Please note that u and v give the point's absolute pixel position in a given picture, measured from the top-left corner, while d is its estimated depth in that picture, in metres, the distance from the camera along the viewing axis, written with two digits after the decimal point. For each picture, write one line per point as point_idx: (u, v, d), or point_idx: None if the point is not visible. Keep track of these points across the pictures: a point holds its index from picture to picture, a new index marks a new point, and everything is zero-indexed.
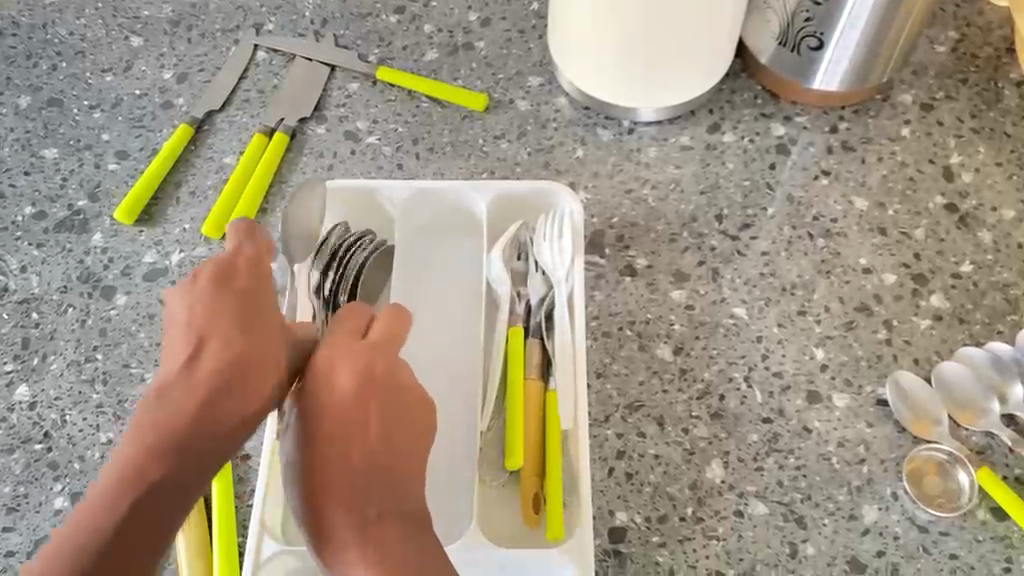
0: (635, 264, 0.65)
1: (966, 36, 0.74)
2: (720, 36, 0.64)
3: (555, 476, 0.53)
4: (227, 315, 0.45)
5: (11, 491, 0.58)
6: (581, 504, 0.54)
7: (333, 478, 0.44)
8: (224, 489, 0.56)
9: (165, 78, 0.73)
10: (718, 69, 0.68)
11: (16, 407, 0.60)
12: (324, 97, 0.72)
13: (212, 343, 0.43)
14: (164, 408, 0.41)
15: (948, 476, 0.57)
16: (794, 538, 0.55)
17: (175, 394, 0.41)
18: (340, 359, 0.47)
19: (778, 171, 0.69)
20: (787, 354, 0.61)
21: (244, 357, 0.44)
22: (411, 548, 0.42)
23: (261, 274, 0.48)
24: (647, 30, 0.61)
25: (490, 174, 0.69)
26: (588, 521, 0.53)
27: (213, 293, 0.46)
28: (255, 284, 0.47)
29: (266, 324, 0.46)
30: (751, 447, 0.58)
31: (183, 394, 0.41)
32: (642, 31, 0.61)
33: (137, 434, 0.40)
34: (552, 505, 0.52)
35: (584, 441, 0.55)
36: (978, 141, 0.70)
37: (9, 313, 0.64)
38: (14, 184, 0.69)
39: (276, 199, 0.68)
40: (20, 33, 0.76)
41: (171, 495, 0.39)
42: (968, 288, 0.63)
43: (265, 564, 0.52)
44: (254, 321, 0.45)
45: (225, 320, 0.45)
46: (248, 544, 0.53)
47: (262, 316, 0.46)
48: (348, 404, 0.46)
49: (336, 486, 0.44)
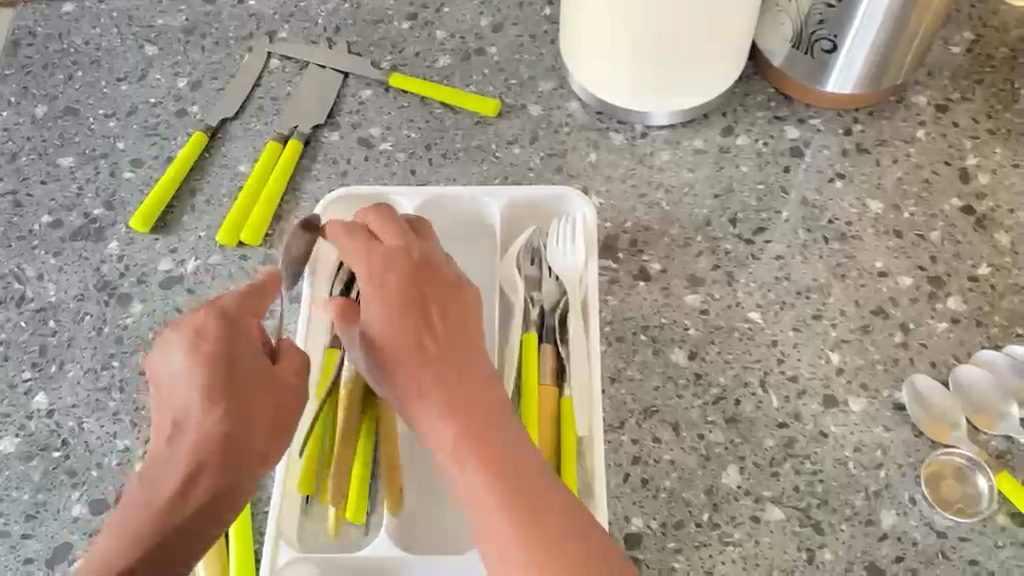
0: (649, 268, 0.64)
1: (982, 37, 0.74)
2: (737, 32, 0.63)
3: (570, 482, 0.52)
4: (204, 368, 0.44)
5: (30, 499, 0.58)
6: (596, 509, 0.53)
7: (411, 361, 0.47)
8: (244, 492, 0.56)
9: (179, 86, 0.74)
10: (734, 65, 0.67)
11: (34, 414, 0.61)
12: (338, 103, 0.72)
13: (192, 411, 0.43)
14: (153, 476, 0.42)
15: (967, 481, 0.57)
16: (811, 543, 0.55)
17: (161, 462, 0.42)
18: (380, 260, 0.50)
19: (793, 174, 0.68)
20: (802, 358, 0.61)
21: (227, 417, 0.43)
22: (501, 427, 0.46)
23: (235, 321, 0.47)
24: (667, 25, 0.60)
25: (503, 179, 0.69)
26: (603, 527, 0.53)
27: (188, 355, 0.45)
28: (232, 335, 0.46)
29: (243, 377, 0.45)
30: (767, 453, 0.58)
31: (169, 464, 0.42)
32: (662, 26, 0.60)
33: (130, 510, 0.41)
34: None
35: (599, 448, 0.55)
36: (994, 142, 0.69)
37: (26, 321, 0.64)
38: (31, 193, 0.70)
39: (290, 206, 0.68)
40: (36, 43, 0.77)
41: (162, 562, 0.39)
42: (985, 291, 0.63)
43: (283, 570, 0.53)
44: (236, 373, 0.45)
45: (199, 383, 0.44)
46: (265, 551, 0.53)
47: (242, 363, 0.46)
48: (403, 296, 0.49)
49: (420, 386, 0.47)
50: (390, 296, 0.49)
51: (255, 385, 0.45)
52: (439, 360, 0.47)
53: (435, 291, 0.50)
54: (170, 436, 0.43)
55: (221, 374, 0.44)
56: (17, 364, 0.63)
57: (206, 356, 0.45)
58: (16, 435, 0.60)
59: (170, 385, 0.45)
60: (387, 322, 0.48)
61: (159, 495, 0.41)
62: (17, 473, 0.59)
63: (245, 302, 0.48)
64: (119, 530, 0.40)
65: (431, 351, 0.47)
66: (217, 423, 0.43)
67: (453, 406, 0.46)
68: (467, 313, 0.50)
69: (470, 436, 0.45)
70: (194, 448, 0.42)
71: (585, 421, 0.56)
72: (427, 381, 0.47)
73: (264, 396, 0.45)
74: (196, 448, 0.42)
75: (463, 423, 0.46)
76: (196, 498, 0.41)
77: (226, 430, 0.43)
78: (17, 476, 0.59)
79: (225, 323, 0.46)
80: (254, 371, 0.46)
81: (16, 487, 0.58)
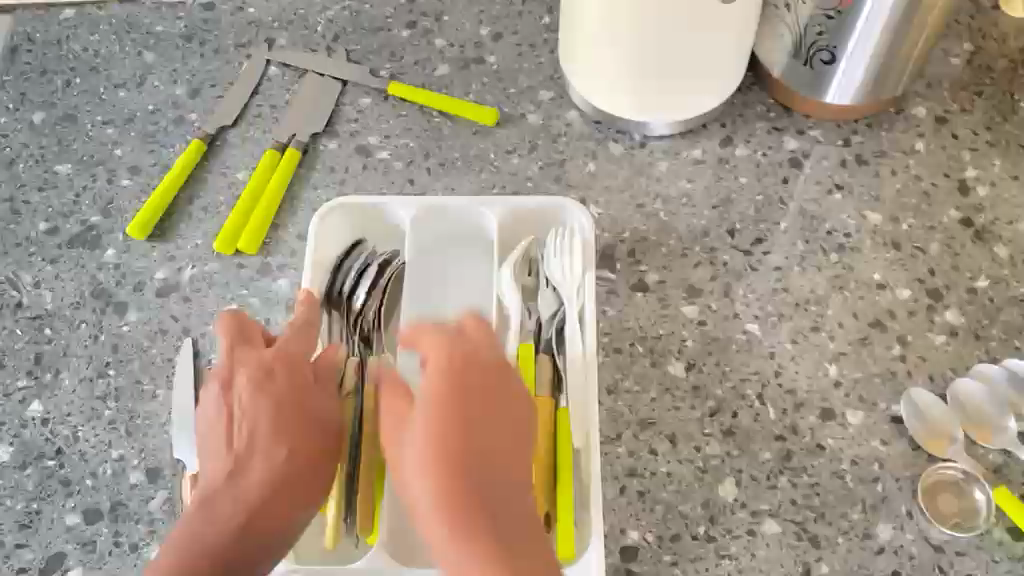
0: (647, 279, 0.64)
1: (981, 48, 0.74)
2: (739, 43, 0.64)
3: (569, 493, 0.53)
4: (265, 407, 0.51)
5: (24, 508, 0.58)
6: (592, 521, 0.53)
7: (453, 415, 0.45)
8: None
9: (177, 93, 0.74)
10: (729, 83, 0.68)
11: (29, 423, 0.61)
12: (337, 111, 0.72)
13: (256, 445, 0.49)
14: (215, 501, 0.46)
15: (964, 494, 0.56)
16: (807, 557, 0.55)
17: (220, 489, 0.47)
18: (454, 355, 0.48)
19: (791, 186, 0.68)
20: (800, 370, 0.61)
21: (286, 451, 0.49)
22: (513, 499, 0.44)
23: (291, 361, 0.53)
24: (675, 32, 0.60)
25: (501, 188, 0.69)
26: (597, 537, 0.53)
27: (256, 391, 0.51)
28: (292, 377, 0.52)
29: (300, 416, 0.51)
30: (764, 465, 0.57)
31: (227, 496, 0.47)
32: (669, 33, 0.60)
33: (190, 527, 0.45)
34: (563, 522, 0.52)
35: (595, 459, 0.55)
36: (993, 153, 0.69)
37: (23, 329, 0.64)
38: (28, 200, 0.69)
39: (288, 215, 0.68)
40: (34, 49, 0.77)
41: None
42: (983, 304, 0.63)
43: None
44: (293, 408, 0.51)
45: (264, 419, 0.50)
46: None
47: (297, 398, 0.51)
48: (456, 387, 0.46)
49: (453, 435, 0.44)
50: (445, 384, 0.46)
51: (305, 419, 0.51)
52: (479, 449, 0.44)
53: (491, 390, 0.47)
54: (228, 467, 0.48)
55: (282, 414, 0.50)
56: (12, 372, 0.62)
57: (271, 393, 0.51)
58: (10, 444, 0.60)
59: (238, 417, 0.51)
60: (434, 405, 0.45)
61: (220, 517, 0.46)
62: (11, 481, 0.59)
63: (299, 342, 0.55)
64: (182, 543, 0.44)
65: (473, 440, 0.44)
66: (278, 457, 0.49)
67: (480, 459, 0.44)
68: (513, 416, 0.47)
69: (485, 494, 0.43)
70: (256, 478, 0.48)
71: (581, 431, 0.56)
72: (462, 468, 0.43)
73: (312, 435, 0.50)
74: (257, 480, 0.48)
75: (482, 481, 0.43)
76: (252, 529, 0.46)
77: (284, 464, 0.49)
78: (11, 485, 0.59)
79: (283, 365, 0.53)
80: (305, 412, 0.51)
81: (10, 496, 0.58)
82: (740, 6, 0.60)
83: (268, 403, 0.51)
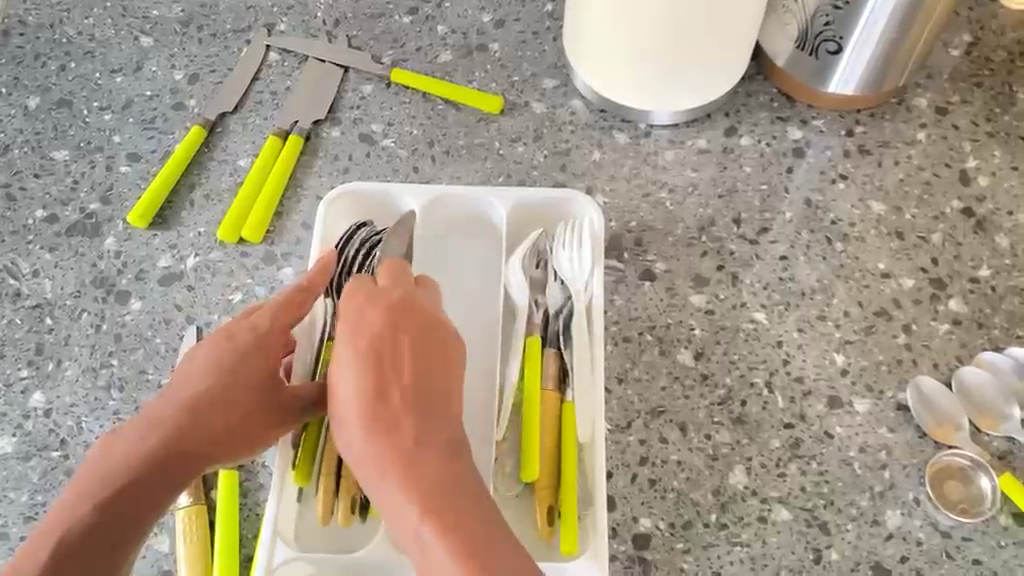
0: (653, 268, 0.64)
1: (980, 39, 0.75)
2: (736, 53, 0.65)
3: (572, 489, 0.52)
4: (215, 371, 0.49)
5: (28, 500, 0.57)
6: (597, 516, 0.52)
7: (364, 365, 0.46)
8: (230, 485, 0.56)
9: (176, 78, 0.73)
10: (718, 90, 0.68)
11: (31, 413, 0.60)
12: (338, 98, 0.72)
13: (197, 389, 0.48)
14: (122, 446, 0.46)
15: (970, 481, 0.57)
16: (818, 544, 0.55)
17: (143, 430, 0.47)
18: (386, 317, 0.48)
19: (794, 175, 0.68)
20: (807, 359, 0.61)
21: (221, 402, 0.48)
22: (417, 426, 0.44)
23: (264, 333, 0.51)
24: (694, 27, 0.61)
25: (506, 177, 0.69)
26: (602, 535, 0.52)
27: (215, 348, 0.50)
28: (255, 342, 0.51)
29: (247, 379, 0.50)
30: (773, 453, 0.58)
31: (161, 427, 0.47)
32: (690, 29, 0.61)
33: (117, 450, 0.46)
34: (566, 520, 0.51)
35: (600, 451, 0.54)
36: (993, 144, 0.70)
37: (21, 318, 0.63)
38: (25, 186, 0.68)
39: (291, 203, 0.67)
40: (27, 32, 0.75)
41: (135, 506, 0.44)
42: (986, 293, 0.64)
43: (279, 569, 0.52)
44: (237, 382, 0.49)
45: (211, 372, 0.49)
46: (261, 549, 0.52)
47: (250, 370, 0.50)
48: (381, 345, 0.47)
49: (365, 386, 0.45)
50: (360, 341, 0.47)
51: (256, 395, 0.50)
52: (401, 417, 0.44)
53: (424, 349, 0.47)
54: (159, 411, 0.48)
55: (227, 371, 0.49)
56: (12, 362, 0.61)
57: (226, 351, 0.50)
58: (12, 435, 0.59)
59: (190, 364, 0.50)
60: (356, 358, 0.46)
61: (145, 444, 0.46)
62: (15, 473, 0.58)
63: (283, 313, 0.52)
64: (107, 466, 0.45)
65: (389, 396, 0.45)
66: (214, 404, 0.48)
67: (385, 398, 0.45)
68: (447, 365, 0.48)
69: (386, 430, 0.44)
70: (187, 416, 0.48)
71: (587, 426, 0.55)
72: (389, 432, 0.44)
73: (255, 399, 0.50)
74: (188, 420, 0.47)
75: (381, 420, 0.44)
76: (174, 462, 0.46)
77: (214, 412, 0.48)
78: (15, 476, 0.58)
79: (249, 331, 0.51)
80: (254, 377, 0.50)
81: (13, 487, 0.57)
82: (752, 3, 0.61)
83: (216, 368, 0.49)
